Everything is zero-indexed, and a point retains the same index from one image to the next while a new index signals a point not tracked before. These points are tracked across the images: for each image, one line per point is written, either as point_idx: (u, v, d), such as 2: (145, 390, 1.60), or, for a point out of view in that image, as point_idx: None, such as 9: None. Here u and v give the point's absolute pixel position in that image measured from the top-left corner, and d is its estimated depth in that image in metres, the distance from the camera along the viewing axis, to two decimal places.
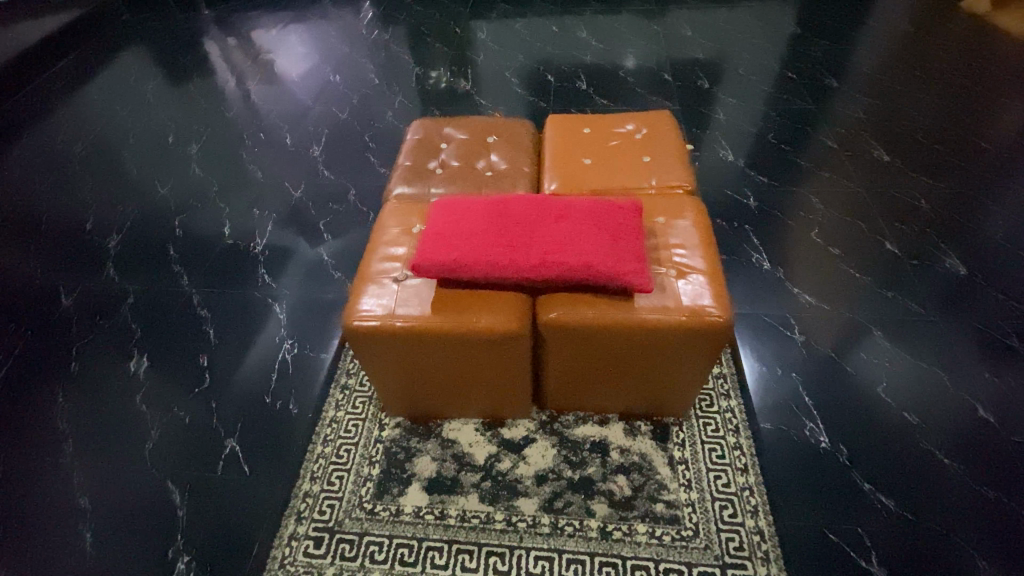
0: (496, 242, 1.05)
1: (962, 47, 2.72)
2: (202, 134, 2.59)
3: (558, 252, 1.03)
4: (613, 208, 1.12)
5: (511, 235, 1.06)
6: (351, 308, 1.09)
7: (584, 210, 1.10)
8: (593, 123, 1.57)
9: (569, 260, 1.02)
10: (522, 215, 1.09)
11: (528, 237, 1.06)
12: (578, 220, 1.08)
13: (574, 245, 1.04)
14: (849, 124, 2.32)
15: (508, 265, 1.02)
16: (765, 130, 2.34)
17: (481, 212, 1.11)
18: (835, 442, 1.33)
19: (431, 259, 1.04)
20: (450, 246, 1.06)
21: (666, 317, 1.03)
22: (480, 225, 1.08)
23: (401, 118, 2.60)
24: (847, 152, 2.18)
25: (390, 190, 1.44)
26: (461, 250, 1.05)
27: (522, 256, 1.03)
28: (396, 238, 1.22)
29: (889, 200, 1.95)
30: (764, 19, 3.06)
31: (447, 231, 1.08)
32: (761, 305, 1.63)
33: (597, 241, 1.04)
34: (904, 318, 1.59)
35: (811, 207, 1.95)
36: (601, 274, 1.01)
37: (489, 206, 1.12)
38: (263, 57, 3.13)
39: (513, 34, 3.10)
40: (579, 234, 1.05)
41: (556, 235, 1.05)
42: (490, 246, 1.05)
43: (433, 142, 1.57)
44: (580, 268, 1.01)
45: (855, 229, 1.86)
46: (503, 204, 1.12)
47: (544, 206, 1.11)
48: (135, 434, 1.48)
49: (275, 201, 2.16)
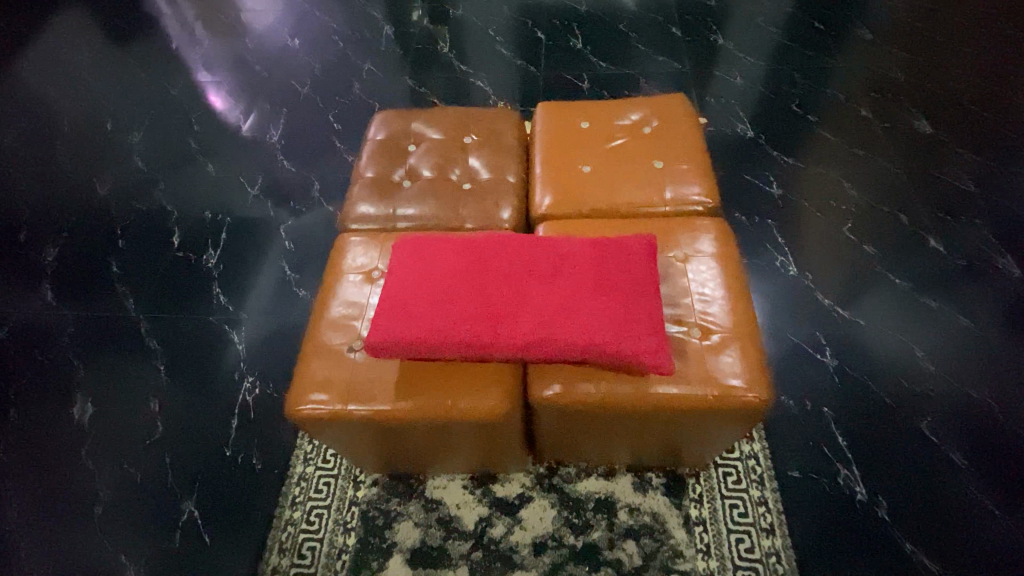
0: (472, 310, 0.82)
1: None
2: (145, 118, 2.26)
3: (554, 325, 0.80)
4: (621, 255, 0.88)
5: (490, 299, 0.83)
6: (296, 390, 0.88)
7: (583, 259, 0.87)
8: (591, 114, 1.30)
9: (567, 336, 0.79)
10: (505, 269, 0.86)
11: (514, 302, 0.82)
12: (577, 277, 0.84)
13: (571, 313, 0.81)
14: (884, 87, 2.01)
15: (490, 343, 0.79)
16: (788, 97, 2.03)
17: (452, 265, 0.87)
18: (872, 493, 1.16)
19: (387, 336, 0.81)
20: (412, 316, 0.82)
21: (685, 397, 0.83)
22: (450, 284, 0.85)
23: (368, 91, 2.26)
24: (883, 123, 1.89)
25: (349, 209, 1.19)
26: (426, 323, 0.81)
27: (505, 331, 0.80)
28: (354, 288, 0.99)
29: (931, 183, 1.70)
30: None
31: (407, 294, 0.85)
32: (787, 322, 1.42)
33: (603, 306, 0.82)
34: (950, 334, 1.38)
35: (843, 195, 1.69)
36: (604, 353, 0.79)
37: (462, 255, 0.88)
38: (212, 16, 2.72)
39: None
40: (580, 298, 0.82)
41: (551, 300, 0.82)
42: (464, 316, 0.81)
43: (400, 144, 1.31)
44: (582, 348, 0.79)
45: (893, 221, 1.61)
46: (480, 253, 0.88)
47: (531, 255, 0.87)
48: (81, 497, 1.31)
49: (230, 201, 1.90)
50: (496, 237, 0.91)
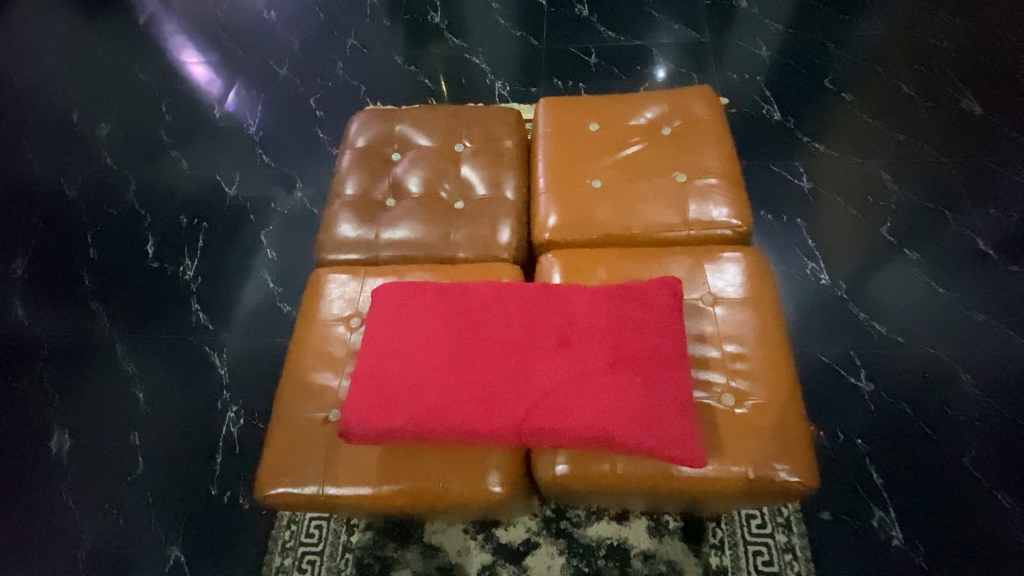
0: (466, 391, 0.72)
1: None
2: (114, 107, 2.08)
3: (562, 410, 0.71)
4: (637, 316, 0.77)
5: (487, 377, 0.73)
6: (267, 468, 0.77)
7: (593, 323, 0.76)
8: (601, 113, 1.12)
9: (576, 425, 0.70)
10: (504, 338, 0.76)
11: (516, 381, 0.73)
12: (588, 348, 0.75)
13: (579, 392, 0.71)
14: (929, 60, 1.80)
15: (488, 433, 0.71)
16: (820, 71, 1.82)
17: (443, 332, 0.77)
18: (910, 537, 1.06)
19: (371, 421, 0.72)
20: (399, 398, 0.73)
21: (711, 480, 0.72)
22: (441, 357, 0.75)
23: (353, 71, 2.05)
24: (926, 102, 1.70)
25: (327, 233, 1.04)
26: (413, 408, 0.72)
27: (504, 418, 0.71)
28: (331, 340, 0.86)
29: (980, 176, 1.53)
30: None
31: (393, 368, 0.75)
32: (818, 341, 1.29)
33: (618, 384, 0.72)
34: (1000, 354, 1.25)
35: (880, 190, 1.53)
36: (617, 438, 0.70)
37: (455, 320, 0.78)
38: None
39: None
40: (591, 375, 0.73)
41: (558, 378, 0.73)
42: (457, 399, 0.72)
43: (384, 151, 1.14)
44: (594, 438, 0.70)
45: (937, 220, 1.46)
46: (475, 317, 0.78)
47: (534, 320, 0.77)
48: (62, 540, 1.24)
49: (207, 203, 1.75)
50: (495, 294, 0.80)
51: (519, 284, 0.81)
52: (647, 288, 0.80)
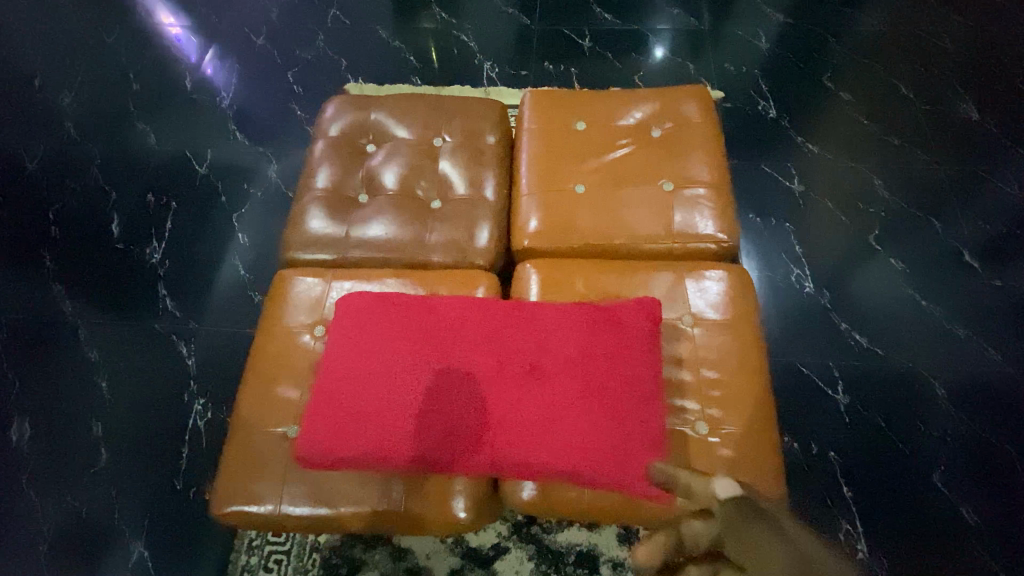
0: (431, 419, 0.71)
1: None
2: (77, 71, 1.95)
3: (530, 442, 0.70)
4: (613, 344, 0.75)
5: (453, 404, 0.72)
6: (222, 485, 0.74)
7: (567, 351, 0.74)
8: (588, 112, 1.07)
9: (544, 456, 0.69)
10: (472, 363, 0.74)
11: (483, 409, 0.71)
12: (558, 376, 0.73)
13: (549, 425, 0.70)
14: (930, 61, 1.75)
15: (452, 463, 0.70)
16: (819, 67, 1.76)
17: (408, 354, 0.75)
18: (875, 551, 1.07)
19: (334, 448, 0.71)
20: (362, 424, 0.71)
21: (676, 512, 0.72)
22: (409, 383, 0.73)
23: (334, 44, 1.95)
24: (924, 105, 1.66)
25: (295, 229, 0.99)
26: (377, 434, 0.71)
27: (471, 449, 0.70)
28: (295, 349, 0.83)
29: (972, 186, 1.51)
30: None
31: (358, 394, 0.73)
32: (798, 351, 1.28)
33: (589, 415, 0.71)
34: (976, 369, 1.25)
35: (871, 196, 1.50)
36: (585, 473, 0.69)
37: (425, 342, 0.76)
38: None
39: None
40: (560, 404, 0.71)
41: (526, 407, 0.71)
42: (421, 427, 0.71)
43: (358, 141, 1.08)
44: (561, 470, 0.69)
45: (925, 229, 1.45)
46: (445, 341, 0.76)
47: (506, 347, 0.75)
48: (19, 531, 1.20)
49: (176, 181, 1.67)
50: (465, 314, 0.78)
51: (490, 303, 0.79)
52: (623, 309, 0.78)
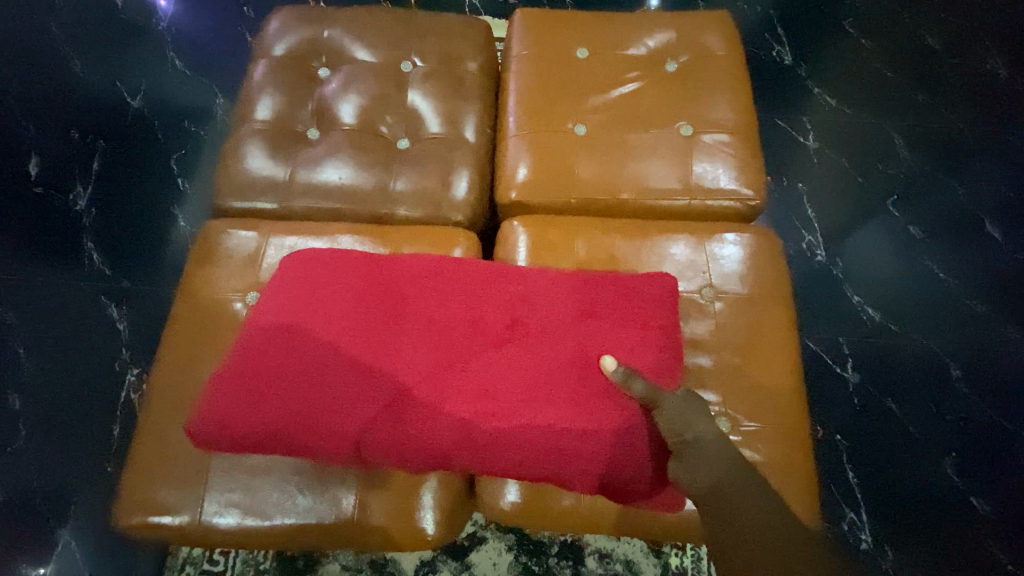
0: (385, 409, 0.58)
1: None
2: None
3: (507, 442, 0.57)
4: (612, 326, 0.63)
5: (410, 389, 0.59)
6: (129, 493, 0.62)
7: (556, 332, 0.62)
8: (591, 37, 0.88)
9: (522, 454, 0.57)
10: (436, 339, 0.61)
11: (447, 396, 0.58)
12: (544, 358, 0.61)
13: (531, 422, 0.58)
14: (958, 8, 1.59)
15: (410, 462, 0.57)
16: (840, 10, 1.58)
17: (356, 325, 0.61)
18: (880, 542, 1.00)
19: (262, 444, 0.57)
20: (291, 412, 0.57)
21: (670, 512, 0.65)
22: (358, 364, 0.59)
23: None
24: (952, 59, 1.51)
25: (229, 169, 0.80)
26: (314, 427, 0.57)
27: (435, 450, 0.57)
28: (225, 323, 0.70)
29: (997, 150, 1.39)
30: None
31: (293, 379, 0.58)
32: (806, 325, 1.17)
33: (583, 406, 0.59)
34: (992, 347, 1.16)
35: (892, 156, 1.37)
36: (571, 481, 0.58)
37: (380, 314, 0.62)
38: None
39: None
40: (544, 392, 0.59)
41: (502, 394, 0.59)
42: (369, 417, 0.57)
43: (308, 64, 0.88)
44: (543, 476, 0.58)
45: (947, 194, 1.33)
46: (406, 316, 0.62)
47: (480, 325, 0.62)
48: None
49: (104, 115, 1.43)
50: (430, 278, 0.64)
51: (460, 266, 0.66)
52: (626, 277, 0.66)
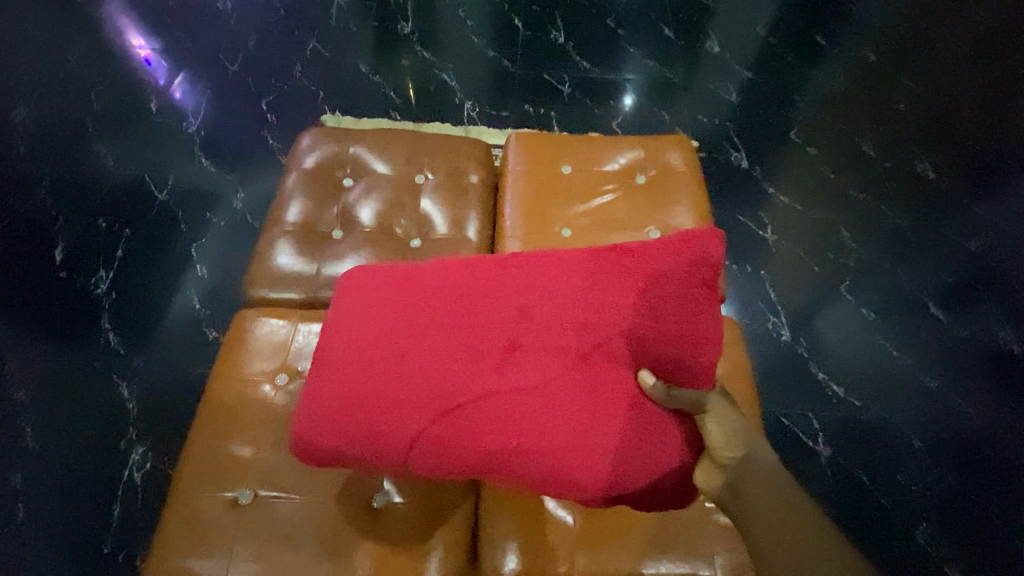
0: (421, 403, 0.66)
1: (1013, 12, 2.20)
2: None
3: (532, 426, 0.65)
4: (615, 302, 0.70)
5: (438, 384, 0.66)
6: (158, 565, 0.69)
7: (562, 313, 0.69)
8: (573, 155, 1.05)
9: (542, 430, 0.65)
10: (453, 336, 0.69)
11: (470, 383, 0.66)
12: (551, 340, 0.68)
13: (551, 403, 0.65)
14: (886, 121, 1.85)
15: (453, 453, 0.65)
16: (786, 122, 1.83)
17: (384, 323, 0.71)
18: None
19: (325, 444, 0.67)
20: (342, 416, 0.67)
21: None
22: (392, 365, 0.68)
23: (312, 76, 1.89)
24: (885, 163, 1.74)
25: (262, 266, 0.92)
26: (364, 426, 0.66)
27: (469, 438, 0.65)
28: (253, 400, 0.79)
29: (934, 242, 1.57)
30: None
31: (342, 381, 0.68)
32: (776, 400, 1.27)
33: (594, 385, 0.67)
34: (945, 417, 1.27)
35: (841, 246, 1.54)
36: (601, 461, 0.65)
37: (404, 316, 0.70)
38: None
39: None
40: (557, 373, 0.67)
41: (514, 378, 0.66)
42: (406, 408, 0.66)
43: (334, 174, 1.02)
44: (576, 458, 0.65)
45: (894, 280, 1.49)
46: (427, 314, 0.70)
47: (492, 314, 0.70)
48: None
49: (132, 209, 1.57)
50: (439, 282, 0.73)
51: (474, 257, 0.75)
52: (635, 253, 0.72)
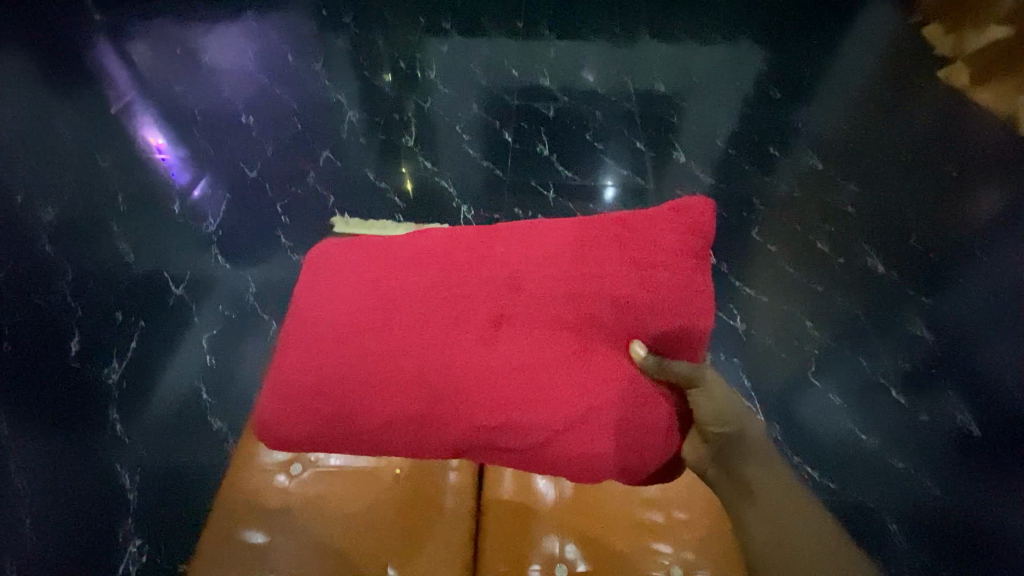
0: (436, 348, 0.91)
1: (951, 112, 2.37)
2: (61, 189, 1.98)
3: (520, 367, 0.89)
4: (594, 269, 0.95)
5: (450, 334, 0.92)
6: None
7: (547, 280, 0.94)
8: None
9: (528, 371, 0.88)
10: (460, 302, 0.94)
11: (473, 339, 0.91)
12: (539, 301, 0.93)
13: (537, 350, 0.90)
14: (840, 220, 2.04)
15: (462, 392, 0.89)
16: (748, 222, 2.04)
17: (409, 293, 0.96)
18: None
19: (364, 384, 0.92)
20: (379, 363, 0.92)
21: None
22: (416, 321, 0.93)
23: (323, 182, 2.09)
24: (839, 259, 1.92)
25: None
26: (394, 369, 0.91)
27: (470, 373, 0.89)
28: (271, 495, 1.02)
29: (893, 329, 1.71)
30: (742, 54, 2.63)
31: (377, 335, 0.93)
32: None
33: (572, 337, 0.91)
34: (908, 498, 1.43)
35: (804, 336, 1.70)
36: (581, 402, 0.87)
37: (426, 288, 0.96)
38: (154, 69, 2.42)
39: (464, 59, 2.55)
40: (543, 325, 0.91)
41: (507, 333, 0.91)
42: (424, 353, 0.91)
43: None
44: (558, 397, 0.87)
45: (857, 366, 1.63)
46: (446, 286, 0.96)
47: (494, 282, 0.95)
48: None
49: (148, 302, 1.67)
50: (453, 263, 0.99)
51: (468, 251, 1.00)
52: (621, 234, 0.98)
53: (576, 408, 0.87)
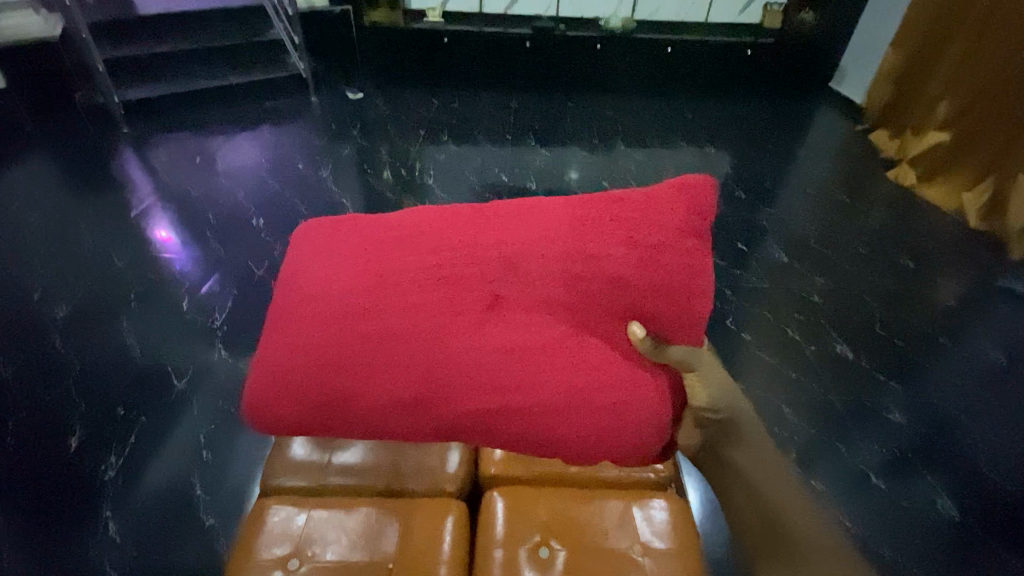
0: (429, 333, 0.88)
1: (902, 210, 2.63)
2: (74, 287, 2.08)
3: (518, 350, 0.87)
4: (593, 246, 0.93)
5: (445, 319, 0.89)
6: None
7: (545, 261, 0.93)
8: None
9: (528, 356, 0.87)
10: (455, 282, 0.92)
11: (471, 320, 0.89)
12: (536, 279, 0.92)
13: (536, 334, 0.88)
14: (812, 308, 2.18)
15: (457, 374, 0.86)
16: (722, 312, 2.14)
17: (401, 272, 0.93)
18: None
19: (354, 370, 0.87)
20: (368, 348, 0.88)
21: None
22: (409, 304, 0.91)
23: None
24: (810, 346, 2.03)
25: (283, 456, 1.21)
26: (385, 353, 0.88)
27: (467, 357, 0.87)
28: None
29: (867, 416, 1.82)
30: (710, 158, 2.93)
31: (368, 319, 0.90)
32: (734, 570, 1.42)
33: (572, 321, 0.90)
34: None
35: (782, 421, 1.80)
36: (581, 390, 0.86)
37: (418, 269, 0.94)
38: (173, 176, 2.63)
39: (458, 166, 2.83)
40: (542, 306, 0.91)
41: (506, 315, 0.90)
42: (418, 338, 0.88)
43: None
44: (559, 384, 0.86)
45: (834, 452, 1.73)
46: (439, 265, 0.93)
47: (488, 261, 0.93)
48: None
49: (151, 398, 1.73)
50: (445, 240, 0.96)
51: (464, 225, 0.98)
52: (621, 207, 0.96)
53: (575, 395, 0.85)
